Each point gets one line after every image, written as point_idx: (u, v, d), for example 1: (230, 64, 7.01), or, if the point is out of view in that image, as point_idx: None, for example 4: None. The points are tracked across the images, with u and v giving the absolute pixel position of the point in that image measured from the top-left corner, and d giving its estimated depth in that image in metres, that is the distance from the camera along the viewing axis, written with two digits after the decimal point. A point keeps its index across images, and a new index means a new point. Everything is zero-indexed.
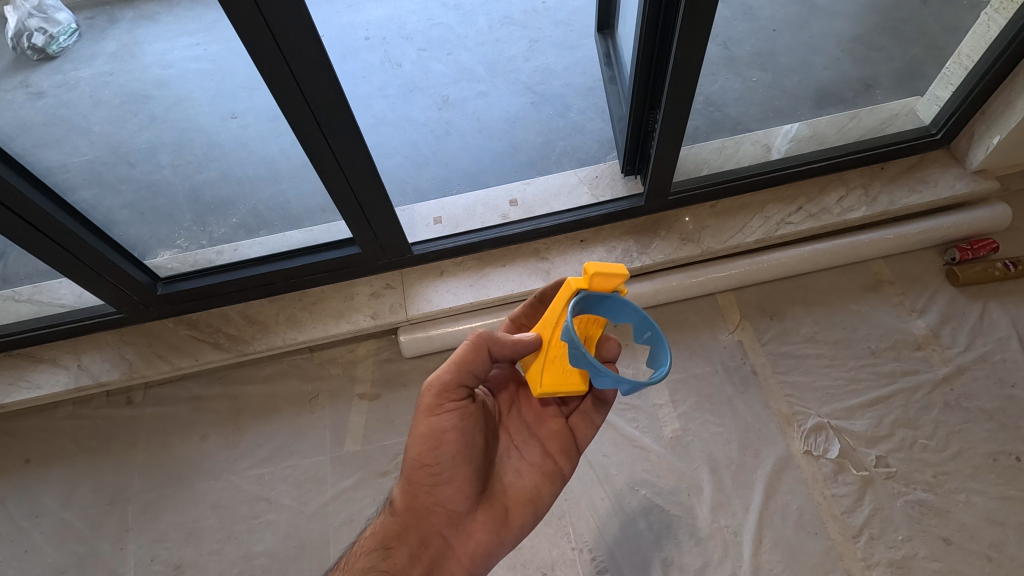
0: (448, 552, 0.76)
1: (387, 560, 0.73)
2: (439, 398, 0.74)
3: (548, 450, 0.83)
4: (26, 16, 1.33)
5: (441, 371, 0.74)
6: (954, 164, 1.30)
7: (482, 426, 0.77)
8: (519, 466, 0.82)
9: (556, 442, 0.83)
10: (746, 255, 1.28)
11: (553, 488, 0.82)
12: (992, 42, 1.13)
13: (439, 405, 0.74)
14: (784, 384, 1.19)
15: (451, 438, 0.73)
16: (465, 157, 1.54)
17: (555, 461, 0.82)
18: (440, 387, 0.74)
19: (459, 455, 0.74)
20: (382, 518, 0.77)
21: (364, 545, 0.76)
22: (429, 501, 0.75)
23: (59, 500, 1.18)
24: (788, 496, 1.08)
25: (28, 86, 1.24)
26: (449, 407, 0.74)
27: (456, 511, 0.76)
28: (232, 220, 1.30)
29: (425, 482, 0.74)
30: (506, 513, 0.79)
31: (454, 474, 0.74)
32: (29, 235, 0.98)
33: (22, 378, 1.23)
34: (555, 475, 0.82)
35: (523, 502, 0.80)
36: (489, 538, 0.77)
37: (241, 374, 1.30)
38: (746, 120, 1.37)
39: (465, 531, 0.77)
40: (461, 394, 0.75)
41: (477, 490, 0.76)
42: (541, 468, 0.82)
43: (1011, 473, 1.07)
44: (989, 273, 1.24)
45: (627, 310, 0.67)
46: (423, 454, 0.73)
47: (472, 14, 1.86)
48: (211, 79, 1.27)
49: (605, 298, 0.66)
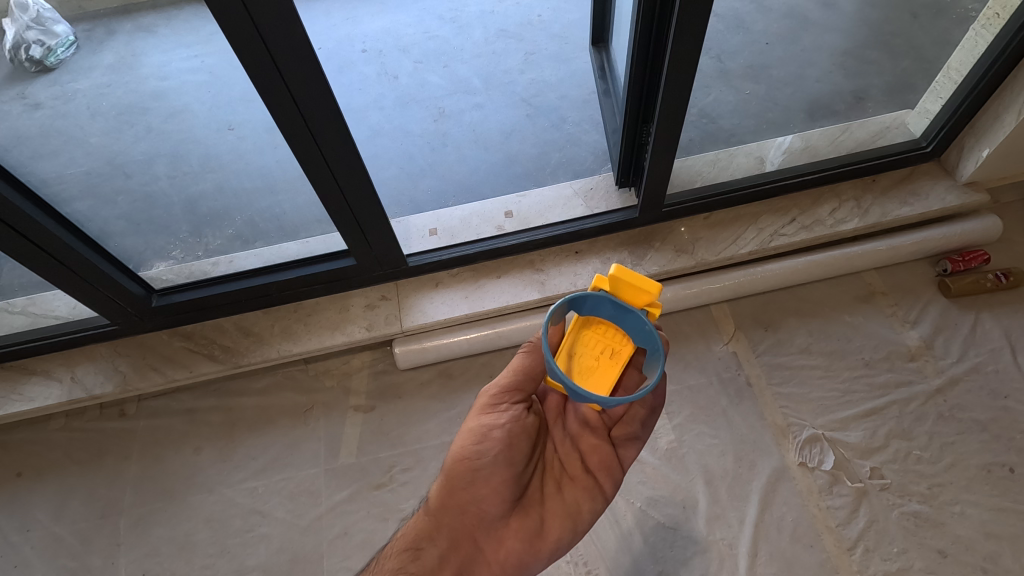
0: (479, 557, 0.75)
1: (416, 561, 0.73)
2: (494, 397, 0.79)
3: (590, 466, 0.82)
4: (23, 28, 1.39)
5: (502, 375, 0.80)
6: (945, 177, 1.31)
7: (530, 433, 0.78)
8: (560, 477, 0.82)
9: (598, 458, 0.82)
10: (741, 267, 1.28)
11: (593, 505, 0.80)
12: (980, 56, 1.15)
13: (493, 403, 0.78)
14: (778, 396, 1.19)
15: (500, 437, 0.76)
16: (460, 168, 1.55)
17: (596, 477, 0.81)
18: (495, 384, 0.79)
19: (505, 455, 0.76)
20: (415, 518, 0.77)
21: (395, 545, 0.76)
22: (465, 501, 0.75)
23: (50, 514, 1.17)
24: (783, 508, 1.08)
25: (26, 97, 1.28)
26: (501, 408, 0.78)
27: (491, 515, 0.76)
28: (227, 232, 1.30)
29: (464, 479, 0.75)
30: (542, 525, 0.78)
31: (495, 475, 0.75)
32: (24, 248, 0.98)
33: (14, 390, 1.22)
34: (596, 492, 0.81)
35: (560, 516, 0.79)
36: (521, 548, 0.76)
37: (236, 386, 1.29)
38: (739, 133, 1.39)
39: (498, 537, 0.76)
40: (514, 396, 0.79)
41: (514, 496, 0.77)
42: (581, 483, 0.81)
43: (1005, 485, 1.07)
44: (981, 284, 1.24)
45: (644, 331, 0.70)
46: (469, 449, 0.76)
47: (469, 27, 1.88)
48: (209, 91, 1.31)
49: (627, 311, 0.70)
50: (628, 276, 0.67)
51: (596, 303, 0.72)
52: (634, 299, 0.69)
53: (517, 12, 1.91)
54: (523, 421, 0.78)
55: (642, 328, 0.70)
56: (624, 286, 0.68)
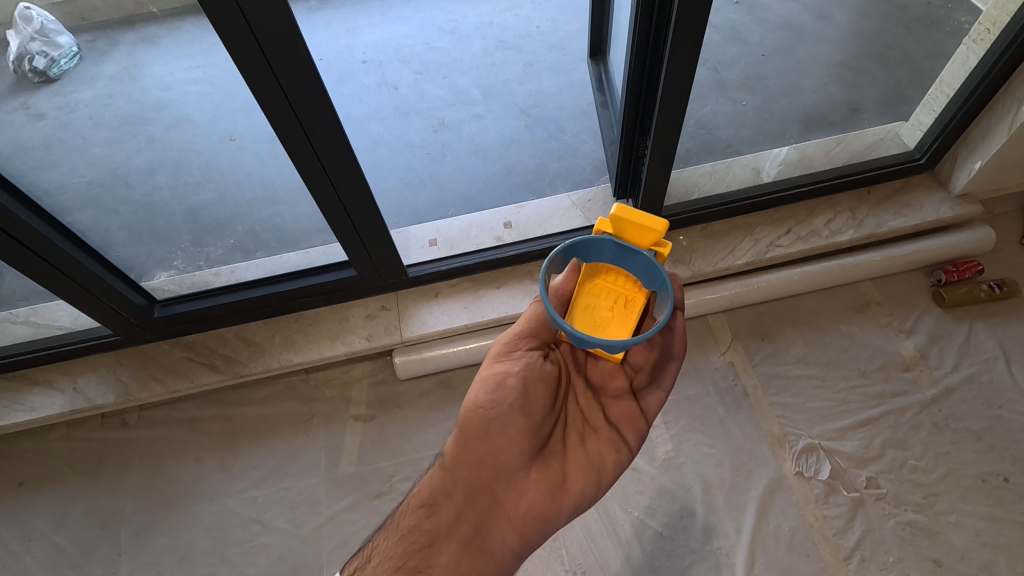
0: (499, 510, 0.75)
1: (432, 517, 0.74)
2: (508, 346, 0.78)
3: (612, 418, 0.82)
4: (26, 40, 1.16)
5: (516, 325, 0.80)
6: (938, 188, 1.33)
7: (547, 382, 0.77)
8: (581, 430, 0.81)
9: (620, 410, 0.82)
10: (737, 277, 1.30)
11: (617, 457, 0.80)
12: (971, 70, 1.16)
13: (506, 353, 0.78)
14: (775, 405, 1.20)
15: (514, 385, 0.74)
16: (460, 178, 1.56)
17: (619, 430, 0.82)
18: (510, 336, 0.79)
19: (519, 402, 0.74)
20: (432, 474, 0.77)
21: (412, 502, 0.77)
22: (481, 452, 0.74)
23: (51, 524, 1.18)
24: (780, 517, 1.09)
25: (27, 107, 1.19)
26: (516, 355, 0.77)
27: (509, 466, 0.75)
28: (228, 241, 1.34)
29: (478, 429, 0.74)
30: (564, 477, 0.76)
31: (510, 424, 0.74)
32: (28, 259, 0.99)
33: (16, 401, 1.23)
34: (619, 444, 0.81)
35: (583, 468, 0.78)
36: (543, 500, 0.75)
37: (237, 395, 1.30)
38: (736, 143, 1.41)
39: (517, 489, 0.75)
40: (528, 345, 0.79)
41: (533, 447, 0.75)
42: (604, 435, 0.81)
43: (1000, 494, 1.08)
44: (975, 294, 1.26)
45: (651, 271, 0.69)
46: (482, 398, 0.75)
47: (469, 39, 1.90)
48: (211, 101, 1.26)
49: (633, 253, 0.69)
50: (630, 215, 0.66)
51: (601, 249, 0.71)
52: (639, 240, 0.69)
53: (516, 24, 1.93)
54: (539, 369, 0.77)
55: (649, 267, 0.69)
56: (629, 226, 0.67)
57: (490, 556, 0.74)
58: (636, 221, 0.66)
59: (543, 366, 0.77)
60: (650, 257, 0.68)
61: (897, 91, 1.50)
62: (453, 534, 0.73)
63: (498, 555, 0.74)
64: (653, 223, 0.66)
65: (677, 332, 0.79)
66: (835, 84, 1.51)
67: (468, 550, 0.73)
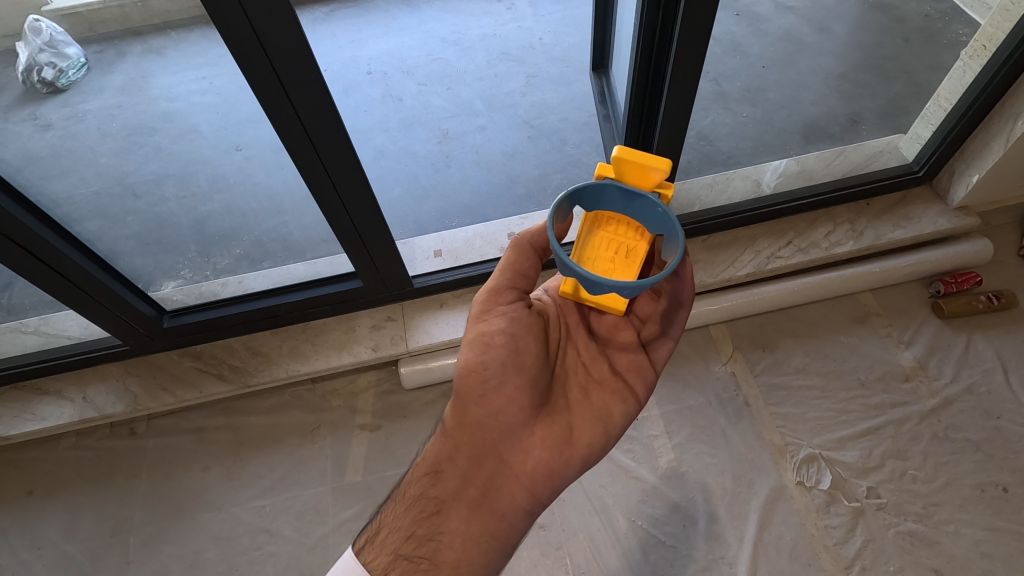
0: (505, 470, 0.73)
1: (438, 484, 0.73)
2: (489, 301, 0.72)
3: (617, 369, 0.79)
4: (36, 52, 1.15)
5: (491, 277, 0.73)
6: (937, 200, 1.35)
7: (538, 334, 0.73)
8: (585, 383, 0.78)
9: (625, 359, 0.79)
10: (738, 288, 1.31)
11: (624, 407, 0.77)
12: (969, 85, 1.18)
13: (489, 309, 0.72)
14: (776, 415, 1.22)
15: (503, 343, 0.70)
16: (464, 189, 1.58)
17: (625, 380, 0.79)
18: (488, 291, 0.72)
19: (514, 360, 0.71)
20: (434, 441, 0.76)
21: (416, 471, 0.76)
22: (481, 415, 0.72)
23: (61, 532, 1.19)
24: (781, 527, 1.10)
25: (36, 118, 1.20)
26: (499, 311, 0.71)
27: (512, 425, 0.73)
28: (235, 251, 1.35)
29: (476, 392, 0.71)
30: (570, 431, 0.74)
31: (506, 383, 0.71)
32: (41, 271, 1.00)
33: (27, 410, 1.25)
34: (626, 395, 0.78)
35: (590, 421, 0.75)
36: (550, 456, 0.73)
37: (244, 405, 1.32)
38: (737, 155, 1.43)
39: (523, 447, 0.73)
40: (511, 299, 0.73)
41: (534, 403, 0.73)
42: (609, 387, 0.78)
43: (999, 504, 1.09)
44: (974, 305, 1.27)
45: (658, 215, 0.65)
46: (473, 360, 0.71)
47: (472, 50, 1.93)
48: (217, 112, 1.30)
49: (638, 197, 0.64)
50: (632, 156, 0.62)
51: (602, 195, 0.66)
52: (644, 182, 0.64)
53: (519, 36, 1.95)
54: (526, 322, 0.72)
55: (656, 213, 0.65)
56: (633, 168, 0.62)
57: (501, 517, 0.73)
58: (639, 161, 0.61)
59: (530, 318, 0.72)
60: (656, 200, 0.64)
61: (895, 104, 1.52)
62: (461, 498, 0.73)
63: (509, 515, 0.74)
64: (657, 162, 0.61)
65: (684, 279, 0.73)
66: (835, 96, 1.53)
67: (478, 513, 0.72)
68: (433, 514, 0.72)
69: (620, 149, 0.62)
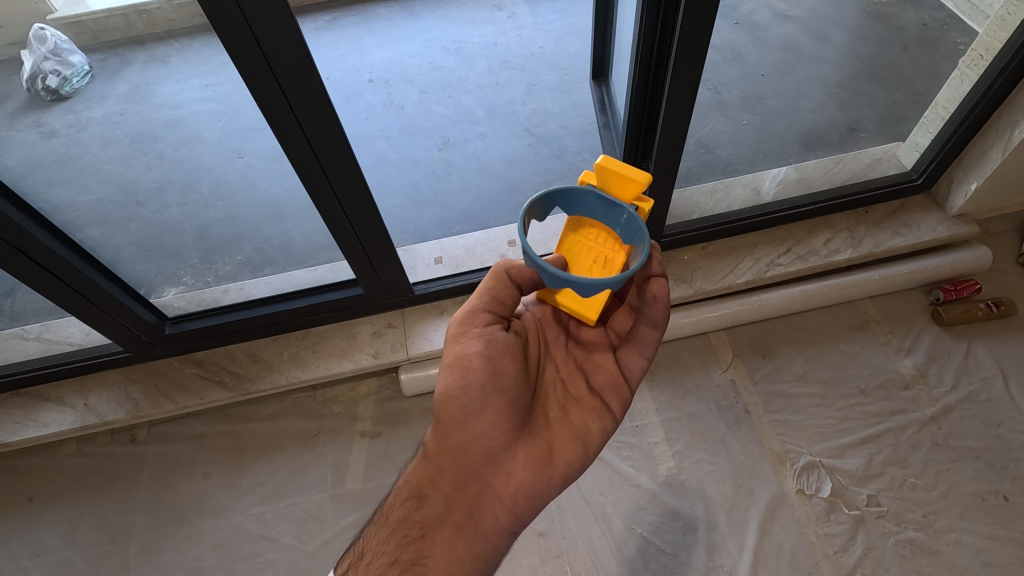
0: (488, 492, 0.72)
1: (421, 510, 0.72)
2: (465, 325, 0.72)
3: (593, 386, 0.79)
4: (40, 60, 1.15)
5: (469, 299, 0.73)
6: (935, 208, 1.35)
7: (517, 357, 0.73)
8: (564, 402, 0.78)
9: (601, 376, 0.80)
10: (737, 295, 1.32)
11: (602, 425, 0.77)
12: (965, 94, 1.19)
13: (465, 331, 0.71)
14: (776, 423, 1.22)
15: (482, 366, 0.70)
16: (465, 197, 1.59)
17: (602, 397, 0.78)
18: (464, 313, 0.72)
19: (492, 383, 0.70)
20: (415, 465, 0.75)
21: (399, 496, 0.75)
22: (462, 440, 0.71)
23: (61, 539, 1.19)
24: (782, 535, 1.10)
25: (40, 125, 1.21)
26: (474, 336, 0.71)
27: (493, 448, 0.72)
28: (237, 257, 1.36)
29: (457, 416, 0.70)
30: (550, 450, 0.74)
31: (488, 407, 0.70)
32: (42, 278, 1.01)
33: (28, 417, 1.25)
34: (603, 412, 0.77)
35: (569, 439, 0.75)
36: (532, 477, 0.72)
37: (245, 411, 1.32)
38: (736, 163, 1.44)
39: (505, 470, 0.72)
40: (488, 322, 0.73)
41: (514, 426, 0.72)
42: (586, 404, 0.78)
43: (1000, 513, 1.09)
44: (973, 313, 1.28)
45: (630, 227, 0.63)
46: (452, 385, 0.70)
47: (473, 59, 1.94)
48: (221, 120, 1.30)
49: (615, 207, 0.64)
50: (614, 165, 0.62)
51: (582, 203, 0.66)
52: (621, 192, 0.64)
53: (519, 44, 1.97)
54: (504, 344, 0.72)
55: (627, 224, 0.64)
56: (612, 177, 0.63)
57: (486, 538, 0.72)
58: (617, 171, 0.62)
59: (507, 340, 0.72)
60: (631, 212, 0.63)
61: (894, 111, 1.53)
62: (445, 522, 0.71)
63: (493, 536, 0.73)
64: (635, 175, 0.62)
65: (660, 302, 0.69)
66: (833, 106, 1.55)
67: (462, 536, 0.72)
68: (416, 539, 0.71)
69: (604, 157, 0.63)
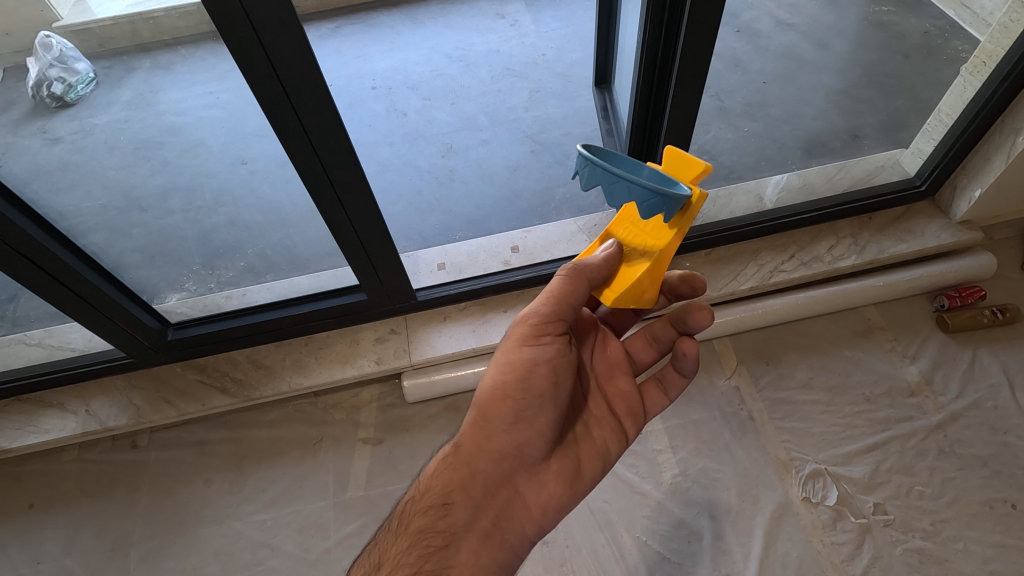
0: (519, 502, 0.70)
1: (448, 518, 0.66)
2: (536, 329, 0.70)
3: (615, 408, 0.79)
4: (45, 67, 1.21)
5: (537, 299, 0.70)
6: (940, 215, 1.35)
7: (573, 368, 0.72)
8: (588, 417, 0.77)
9: (623, 401, 0.79)
10: (742, 302, 1.31)
11: (620, 447, 0.77)
12: (969, 101, 1.19)
13: (534, 336, 0.69)
14: (780, 430, 1.21)
15: (547, 373, 0.68)
16: (467, 203, 1.59)
17: (620, 420, 0.78)
18: (538, 318, 0.70)
19: (553, 394, 0.69)
20: (441, 465, 0.69)
21: (419, 501, 0.68)
22: (507, 444, 0.68)
23: (60, 546, 1.18)
24: (788, 543, 1.09)
25: (44, 132, 1.26)
26: (547, 344, 0.69)
27: (533, 456, 0.69)
28: (239, 264, 1.35)
29: (508, 419, 0.68)
30: (578, 465, 0.73)
31: (541, 416, 0.68)
32: (45, 282, 1.01)
33: (29, 423, 1.25)
34: (621, 435, 0.78)
35: (592, 456, 0.75)
36: (562, 491, 0.71)
37: (247, 418, 1.31)
38: (739, 170, 1.44)
39: (538, 480, 0.70)
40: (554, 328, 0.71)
41: (556, 437, 0.71)
42: (609, 424, 0.78)
43: (1008, 522, 1.08)
44: (978, 320, 1.27)
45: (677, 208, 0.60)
46: (511, 386, 0.68)
47: (476, 66, 1.95)
48: (223, 127, 1.30)
49: None
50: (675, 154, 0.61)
51: None
52: (681, 177, 0.61)
53: (522, 51, 1.98)
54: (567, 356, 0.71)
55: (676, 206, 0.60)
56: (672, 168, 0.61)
57: (509, 548, 0.68)
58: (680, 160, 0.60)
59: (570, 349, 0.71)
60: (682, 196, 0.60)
61: (896, 118, 1.53)
62: (472, 530, 0.66)
63: (516, 547, 0.69)
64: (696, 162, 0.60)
65: (688, 358, 0.74)
66: (835, 113, 1.56)
67: (487, 545, 0.67)
68: (440, 548, 0.64)
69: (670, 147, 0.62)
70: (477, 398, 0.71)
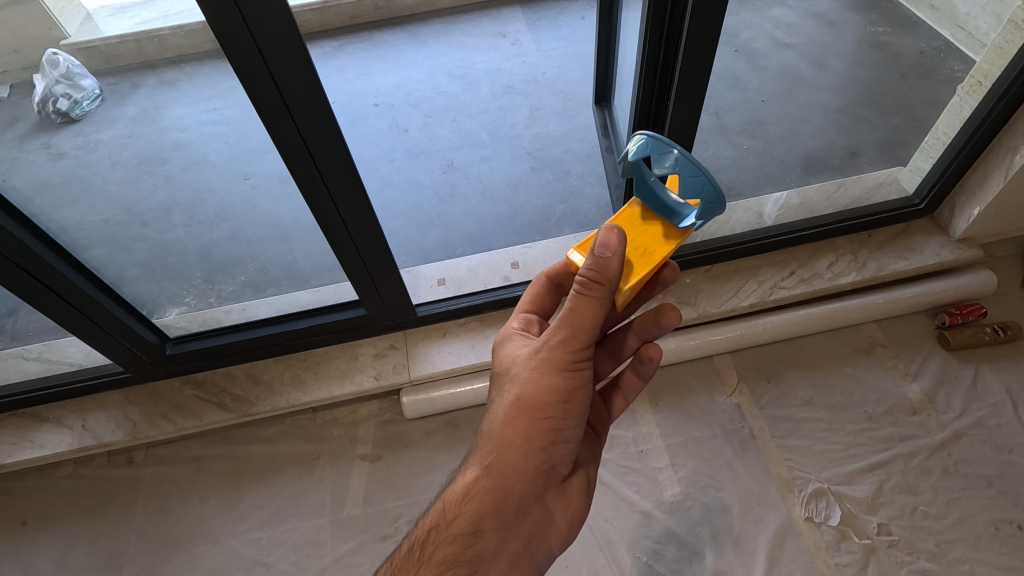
0: (547, 519, 0.69)
1: (479, 545, 0.64)
2: (574, 355, 0.64)
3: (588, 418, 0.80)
4: (52, 84, 1.21)
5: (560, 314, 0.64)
6: (939, 232, 1.35)
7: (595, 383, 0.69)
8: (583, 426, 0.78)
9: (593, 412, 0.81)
10: (741, 318, 1.31)
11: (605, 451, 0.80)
12: (964, 120, 1.20)
13: (573, 360, 0.64)
14: (782, 448, 1.20)
15: (583, 396, 0.65)
16: (467, 219, 1.59)
17: (595, 429, 0.80)
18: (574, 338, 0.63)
19: (585, 414, 0.67)
20: (467, 491, 0.66)
21: (444, 530, 0.65)
22: (539, 464, 0.66)
23: (52, 564, 1.17)
24: (791, 564, 1.07)
25: (50, 147, 1.26)
26: (583, 368, 0.65)
27: (560, 473, 0.69)
28: (241, 278, 1.36)
29: (542, 441, 0.65)
30: (589, 473, 0.74)
31: (573, 435, 0.67)
32: (44, 295, 1.00)
33: (25, 439, 1.24)
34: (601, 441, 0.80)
35: (592, 463, 0.76)
36: (581, 501, 0.72)
37: (244, 434, 1.30)
38: (738, 187, 1.45)
39: (561, 495, 0.70)
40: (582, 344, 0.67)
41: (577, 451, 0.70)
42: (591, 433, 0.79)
43: (1015, 543, 1.06)
44: (979, 337, 1.27)
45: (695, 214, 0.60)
46: (549, 410, 0.64)
47: (477, 84, 1.97)
48: (225, 142, 1.31)
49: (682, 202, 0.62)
50: None
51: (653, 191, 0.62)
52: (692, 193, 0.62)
53: (523, 70, 2.00)
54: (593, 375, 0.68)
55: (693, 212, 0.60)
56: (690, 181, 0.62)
57: (536, 564, 0.69)
58: None
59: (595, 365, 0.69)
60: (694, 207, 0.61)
61: (895, 137, 1.54)
62: (501, 554, 0.66)
63: (541, 561, 0.70)
64: None
65: (652, 363, 0.77)
66: (833, 131, 1.57)
67: (516, 565, 0.67)
68: None
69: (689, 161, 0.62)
70: (510, 423, 0.65)
